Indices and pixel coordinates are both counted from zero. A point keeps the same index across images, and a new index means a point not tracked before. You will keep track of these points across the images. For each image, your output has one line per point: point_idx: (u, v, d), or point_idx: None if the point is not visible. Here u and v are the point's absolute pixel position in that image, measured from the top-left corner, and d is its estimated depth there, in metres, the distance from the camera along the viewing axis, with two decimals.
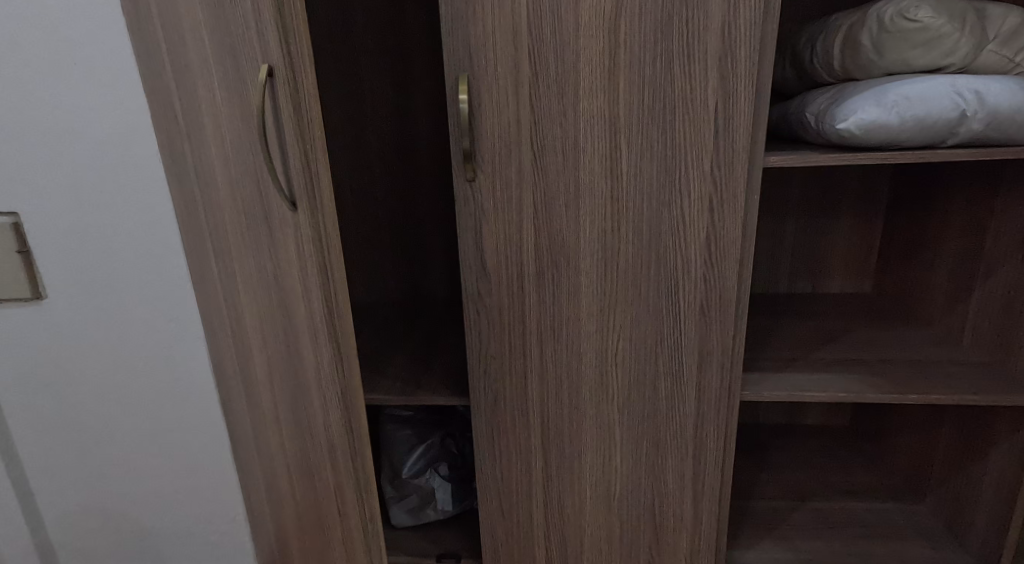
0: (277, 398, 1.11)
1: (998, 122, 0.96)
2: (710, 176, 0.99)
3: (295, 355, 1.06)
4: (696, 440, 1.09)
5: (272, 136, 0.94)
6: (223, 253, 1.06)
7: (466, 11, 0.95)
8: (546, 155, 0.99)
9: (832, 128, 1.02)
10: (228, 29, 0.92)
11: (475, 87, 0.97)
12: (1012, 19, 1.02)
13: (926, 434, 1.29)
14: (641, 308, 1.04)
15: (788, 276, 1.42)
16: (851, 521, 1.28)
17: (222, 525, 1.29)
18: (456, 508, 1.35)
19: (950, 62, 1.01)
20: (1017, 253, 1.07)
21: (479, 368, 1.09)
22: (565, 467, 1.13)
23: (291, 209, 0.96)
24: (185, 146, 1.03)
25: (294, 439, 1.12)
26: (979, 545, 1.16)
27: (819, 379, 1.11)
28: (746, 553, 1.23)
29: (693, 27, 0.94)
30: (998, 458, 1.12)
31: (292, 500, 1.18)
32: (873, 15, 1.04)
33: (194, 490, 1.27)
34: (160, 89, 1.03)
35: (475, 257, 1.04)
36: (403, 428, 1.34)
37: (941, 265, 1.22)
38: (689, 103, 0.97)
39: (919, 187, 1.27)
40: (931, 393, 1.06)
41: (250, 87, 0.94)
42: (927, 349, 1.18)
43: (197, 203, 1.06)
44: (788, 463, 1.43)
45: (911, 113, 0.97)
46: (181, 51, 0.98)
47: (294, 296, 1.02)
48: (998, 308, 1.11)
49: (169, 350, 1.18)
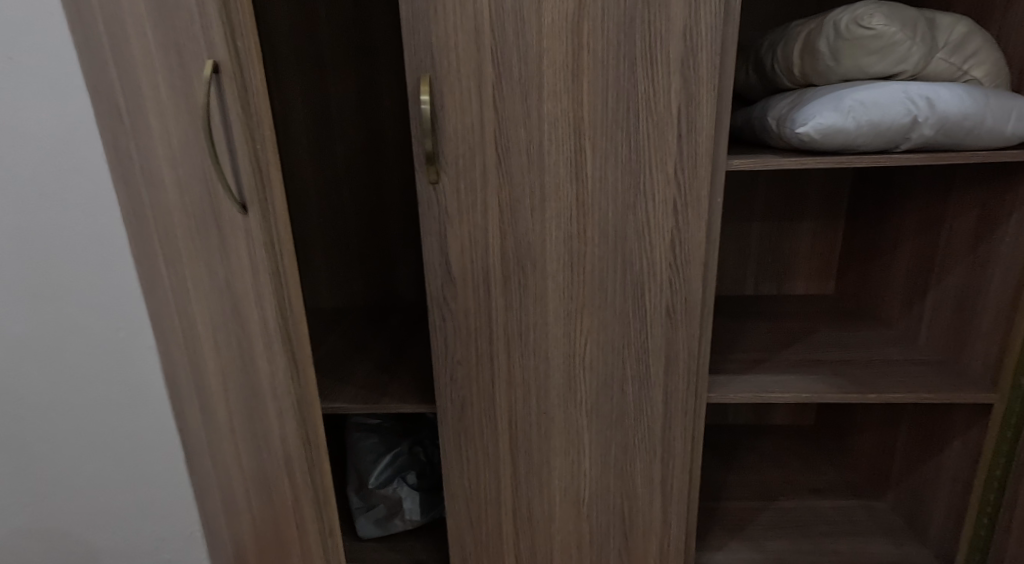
0: (232, 410, 1.07)
1: (948, 127, 0.99)
2: (675, 180, 0.99)
3: (250, 364, 1.02)
4: (664, 443, 1.10)
5: (220, 136, 0.91)
6: (176, 259, 1.01)
7: (427, 10, 0.93)
8: (510, 157, 0.98)
9: (792, 132, 1.03)
10: (172, 24, 0.88)
11: (438, 88, 0.96)
12: (960, 27, 1.04)
13: (886, 430, 1.32)
14: (609, 312, 1.04)
15: (753, 277, 1.45)
16: (814, 520, 1.30)
17: (178, 541, 1.23)
18: (424, 517, 1.31)
19: (902, 69, 1.04)
20: (970, 253, 1.11)
21: (445, 374, 1.07)
22: (534, 474, 1.12)
23: (242, 212, 0.93)
24: (132, 146, 0.98)
25: (251, 451, 1.08)
26: (938, 538, 1.20)
27: (784, 380, 1.13)
28: (715, 554, 1.24)
29: (655, 30, 0.94)
30: (954, 454, 1.16)
31: (250, 516, 1.13)
32: (829, 22, 1.06)
33: (146, 507, 1.21)
34: (103, 85, 0.97)
35: (440, 261, 1.02)
36: (370, 436, 1.31)
37: (898, 267, 1.26)
38: (652, 106, 0.97)
39: (877, 192, 1.31)
40: (890, 393, 1.08)
41: (196, 84, 0.90)
42: (886, 349, 1.21)
43: (146, 207, 1.01)
44: (753, 464, 1.45)
45: (866, 118, 0.99)
46: (125, 47, 0.93)
47: (248, 304, 0.98)
48: (951, 307, 1.15)
49: (117, 359, 1.12)
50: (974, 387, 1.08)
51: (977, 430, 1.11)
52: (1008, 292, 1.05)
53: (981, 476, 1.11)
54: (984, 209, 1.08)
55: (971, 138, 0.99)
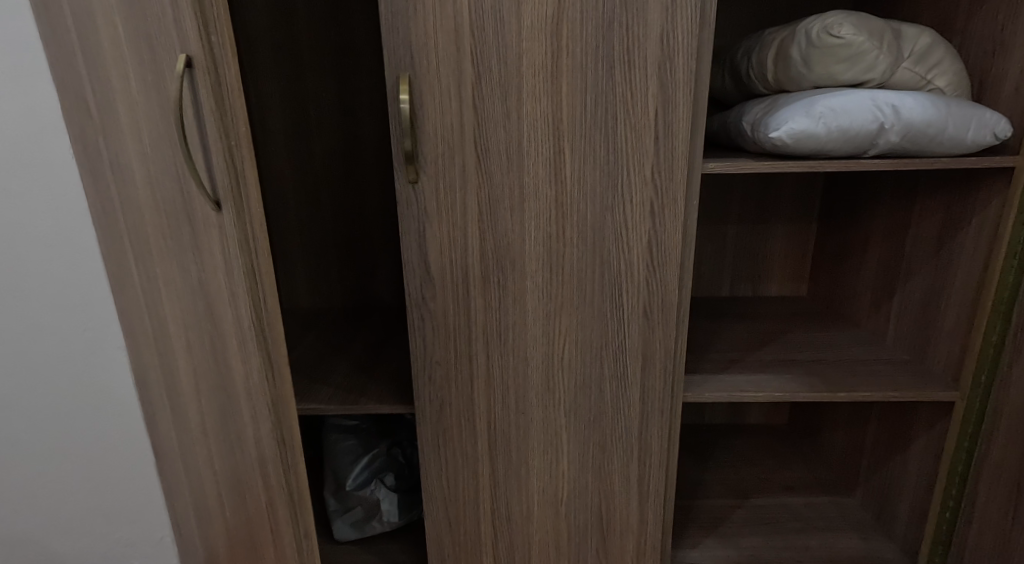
0: (204, 412, 1.05)
1: (913, 134, 1.02)
2: (652, 182, 1.00)
3: (222, 365, 1.00)
4: (641, 443, 1.11)
5: (192, 132, 0.89)
6: (146, 258, 0.99)
7: (406, 9, 0.93)
8: (490, 158, 0.98)
9: (766, 136, 1.05)
10: (143, 16, 0.86)
11: (418, 87, 0.96)
12: (924, 38, 1.08)
13: (855, 428, 1.36)
14: (587, 313, 1.05)
15: (729, 279, 1.47)
16: (786, 517, 1.33)
17: (147, 547, 1.22)
18: (402, 519, 1.31)
19: (870, 78, 1.07)
20: (933, 256, 1.15)
21: (424, 375, 1.07)
22: (512, 474, 1.12)
23: (216, 210, 0.91)
24: (100, 143, 0.96)
25: (223, 453, 1.06)
26: (903, 533, 1.24)
27: (758, 379, 1.15)
28: (690, 552, 1.26)
29: (633, 34, 0.95)
30: (918, 450, 1.20)
31: (222, 519, 1.11)
32: (801, 30, 1.08)
33: (115, 512, 1.19)
34: (71, 80, 0.95)
35: (419, 261, 1.02)
36: (349, 437, 1.30)
37: (867, 269, 1.30)
38: (630, 109, 0.98)
39: (848, 196, 1.34)
40: (858, 392, 1.11)
41: (168, 79, 0.88)
42: (855, 349, 1.25)
43: (116, 204, 0.98)
44: (728, 462, 1.48)
45: (836, 124, 1.02)
46: (94, 42, 0.91)
47: (221, 303, 0.96)
48: (917, 309, 1.19)
49: (85, 361, 1.10)
50: (936, 385, 1.12)
51: (940, 428, 1.15)
52: (969, 295, 1.09)
53: (943, 472, 1.15)
54: (947, 214, 1.12)
55: (934, 144, 1.02)
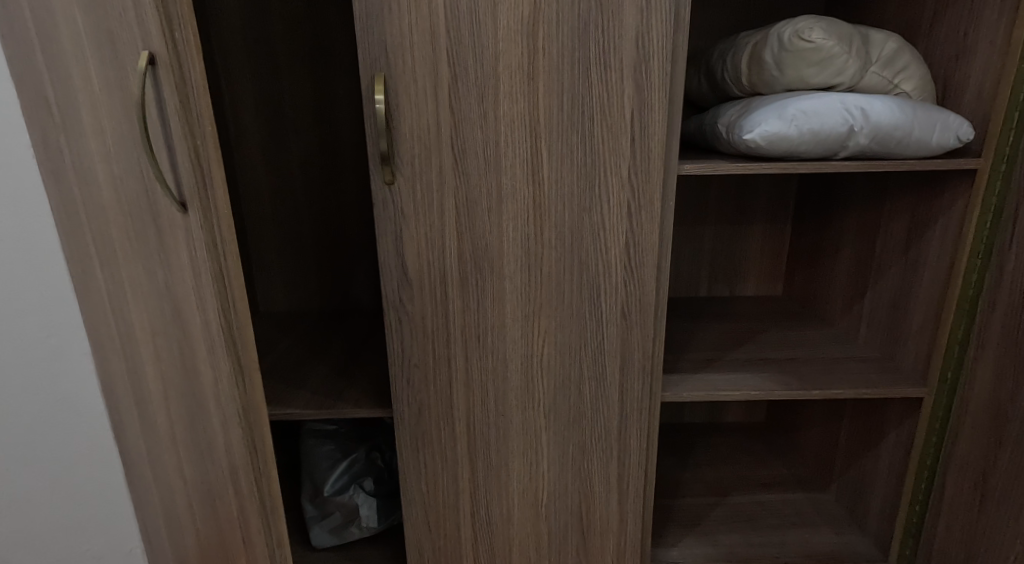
0: (173, 419, 1.02)
1: (881, 136, 1.04)
2: (628, 183, 1.00)
3: (192, 372, 0.97)
4: (620, 442, 1.11)
5: (157, 131, 0.86)
6: (112, 262, 0.96)
7: (381, 8, 0.91)
8: (466, 159, 0.97)
9: (740, 138, 1.07)
10: (103, 12, 0.83)
11: (393, 87, 0.95)
12: (891, 43, 1.10)
13: (828, 424, 1.39)
14: (565, 314, 1.05)
15: (706, 280, 1.49)
16: (762, 512, 1.35)
17: (116, 558, 1.19)
18: (381, 525, 1.29)
19: (840, 82, 1.09)
20: (903, 255, 1.17)
21: (402, 378, 1.06)
22: (492, 477, 1.11)
23: (181, 212, 0.88)
24: (63, 142, 0.93)
25: (193, 461, 1.03)
26: (876, 527, 1.27)
27: (735, 378, 1.17)
28: (669, 551, 1.27)
29: (608, 36, 0.95)
30: (889, 446, 1.22)
31: (193, 529, 1.08)
32: (773, 34, 1.10)
33: (79, 524, 1.16)
34: (31, 77, 0.91)
35: (395, 264, 1.01)
36: (326, 442, 1.29)
37: (839, 269, 1.33)
38: (606, 111, 0.98)
39: (821, 198, 1.37)
40: (830, 389, 1.14)
41: (131, 76, 0.85)
42: (827, 347, 1.27)
43: (79, 207, 0.95)
44: (706, 460, 1.50)
45: (808, 126, 1.03)
46: (54, 39, 0.87)
47: (189, 306, 0.93)
48: (886, 307, 1.21)
49: (49, 368, 1.07)
50: (904, 382, 1.15)
51: (910, 424, 1.18)
52: (936, 293, 1.12)
53: (913, 467, 1.18)
54: (915, 214, 1.15)
55: (902, 147, 1.05)
